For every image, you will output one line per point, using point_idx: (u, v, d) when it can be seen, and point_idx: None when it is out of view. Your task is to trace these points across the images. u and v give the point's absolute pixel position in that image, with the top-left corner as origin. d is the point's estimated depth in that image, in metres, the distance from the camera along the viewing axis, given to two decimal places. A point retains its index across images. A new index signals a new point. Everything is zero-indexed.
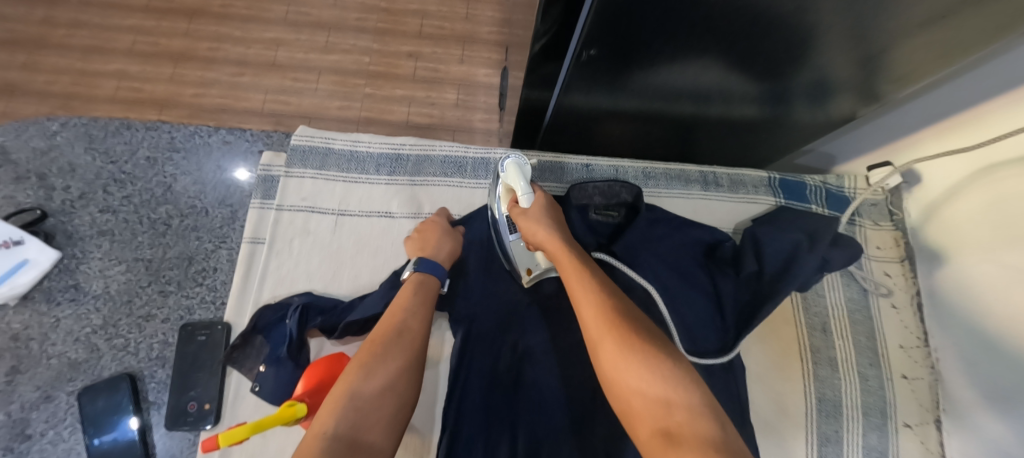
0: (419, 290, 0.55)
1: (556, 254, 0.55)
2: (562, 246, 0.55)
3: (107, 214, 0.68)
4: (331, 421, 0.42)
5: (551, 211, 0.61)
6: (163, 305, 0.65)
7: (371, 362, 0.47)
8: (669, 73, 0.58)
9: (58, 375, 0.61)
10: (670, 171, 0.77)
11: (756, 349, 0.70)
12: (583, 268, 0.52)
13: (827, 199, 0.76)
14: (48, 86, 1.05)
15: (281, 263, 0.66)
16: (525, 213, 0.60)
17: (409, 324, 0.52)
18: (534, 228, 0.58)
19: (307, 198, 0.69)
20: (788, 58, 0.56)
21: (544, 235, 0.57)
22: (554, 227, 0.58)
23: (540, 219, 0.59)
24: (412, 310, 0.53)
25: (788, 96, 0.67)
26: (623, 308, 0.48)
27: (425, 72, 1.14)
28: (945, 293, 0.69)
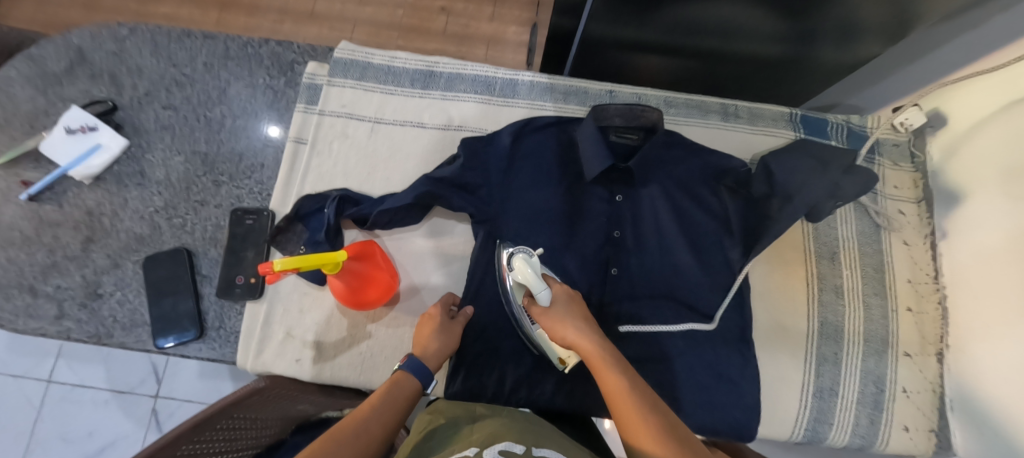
0: (402, 387, 0.49)
1: (591, 361, 0.50)
2: (596, 347, 0.50)
3: (169, 111, 0.75)
4: None
5: (578, 305, 0.56)
6: (217, 193, 0.72)
7: (358, 420, 0.43)
8: (690, 5, 0.61)
9: (126, 246, 0.70)
10: (691, 101, 0.79)
11: (762, 270, 0.73)
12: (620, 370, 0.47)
13: (847, 136, 0.79)
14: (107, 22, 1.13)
15: (322, 162, 0.72)
16: (545, 312, 0.54)
17: (367, 427, 0.43)
18: (562, 330, 0.52)
19: (347, 106, 0.74)
20: None
21: (576, 339, 0.52)
22: (582, 324, 0.53)
23: (566, 323, 0.53)
24: (375, 414, 0.44)
25: (811, 36, 0.69)
26: (664, 413, 0.43)
27: (457, 28, 1.17)
28: (956, 233, 0.69)
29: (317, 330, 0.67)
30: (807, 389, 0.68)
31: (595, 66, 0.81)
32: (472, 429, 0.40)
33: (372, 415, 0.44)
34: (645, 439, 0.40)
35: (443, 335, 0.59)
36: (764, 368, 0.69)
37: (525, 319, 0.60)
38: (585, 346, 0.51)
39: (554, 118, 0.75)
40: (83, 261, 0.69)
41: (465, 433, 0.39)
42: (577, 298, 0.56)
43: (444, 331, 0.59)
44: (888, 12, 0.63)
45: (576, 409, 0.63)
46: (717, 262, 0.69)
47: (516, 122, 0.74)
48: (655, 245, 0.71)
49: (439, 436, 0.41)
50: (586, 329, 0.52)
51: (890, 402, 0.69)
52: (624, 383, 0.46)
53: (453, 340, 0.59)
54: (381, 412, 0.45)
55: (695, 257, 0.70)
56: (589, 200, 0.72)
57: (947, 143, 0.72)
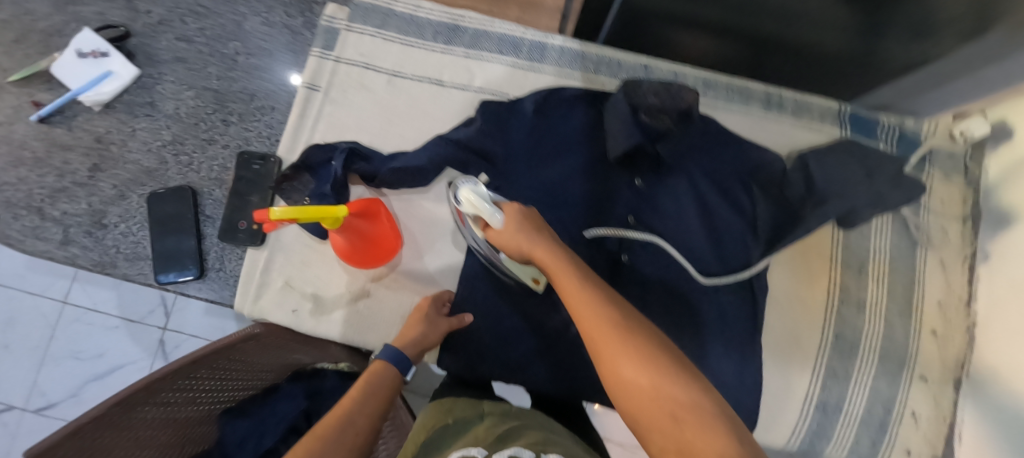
0: (382, 375, 0.51)
1: (542, 260, 0.45)
2: (551, 253, 0.45)
3: (182, 42, 0.72)
4: None
5: (535, 219, 0.50)
6: (225, 133, 0.70)
7: (344, 413, 0.44)
8: None
9: (133, 178, 0.69)
10: (732, 86, 0.73)
11: (782, 274, 0.69)
12: (572, 264, 0.44)
13: (896, 140, 0.73)
14: None
15: (336, 111, 0.69)
16: (495, 232, 0.50)
17: (354, 417, 0.44)
18: (514, 243, 0.48)
19: (365, 55, 0.70)
20: None
21: (527, 246, 0.47)
22: (537, 234, 0.48)
23: (518, 237, 0.48)
24: (361, 404, 0.46)
25: (882, 25, 0.59)
26: (617, 300, 0.39)
27: None
28: (1006, 258, 0.64)
29: (317, 283, 0.66)
30: (810, 401, 0.66)
31: (632, 39, 0.73)
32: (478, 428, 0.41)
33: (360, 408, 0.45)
34: (600, 333, 0.36)
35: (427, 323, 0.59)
36: (768, 375, 0.66)
37: (489, 249, 0.60)
38: (537, 250, 0.46)
39: (583, 90, 0.70)
40: (90, 189, 0.68)
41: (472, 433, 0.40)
42: (534, 215, 0.50)
43: (429, 321, 0.59)
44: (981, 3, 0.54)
45: (569, 394, 0.62)
46: (737, 262, 0.66)
47: (542, 90, 0.69)
48: (673, 235, 0.67)
49: (447, 434, 0.42)
50: (538, 235, 0.47)
51: (896, 424, 0.66)
52: (579, 282, 0.41)
53: (438, 330, 0.59)
54: (365, 405, 0.46)
55: (714, 252, 0.66)
56: (608, 181, 0.68)
57: (1009, 158, 0.66)
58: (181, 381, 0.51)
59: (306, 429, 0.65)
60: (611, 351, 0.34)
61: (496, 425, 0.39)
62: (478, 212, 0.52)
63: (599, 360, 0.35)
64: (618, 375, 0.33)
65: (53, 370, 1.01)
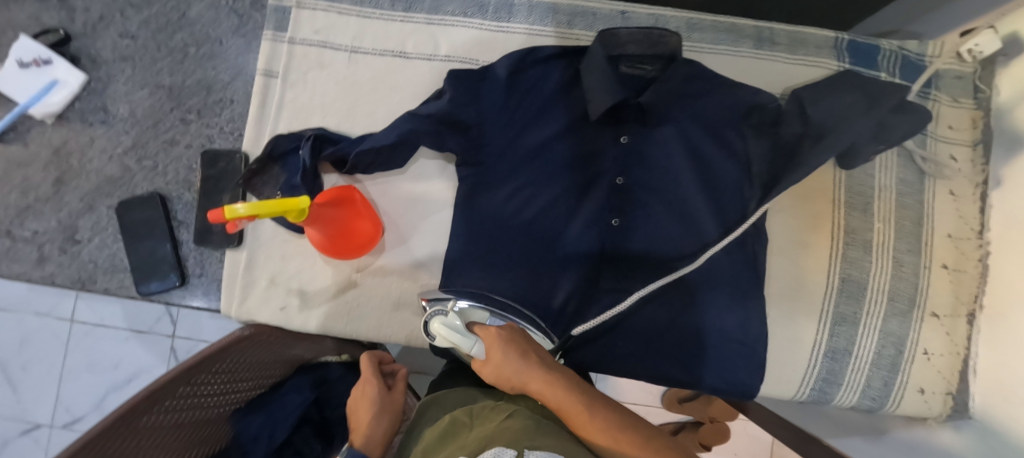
0: None
1: (541, 393, 0.42)
2: (541, 376, 0.43)
3: (127, 39, 0.67)
4: None
5: (518, 339, 0.48)
6: (186, 132, 0.66)
7: None
8: None
9: (97, 189, 0.66)
10: (719, 24, 0.67)
11: (783, 221, 0.66)
12: (566, 381, 0.42)
13: (901, 67, 0.66)
14: None
15: (297, 95, 0.65)
16: (485, 361, 0.47)
17: None
18: (506, 378, 0.45)
19: (320, 32, 0.66)
20: None
21: (522, 378, 0.44)
22: (524, 358, 0.45)
23: (507, 369, 0.45)
24: None
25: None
26: (622, 413, 0.39)
27: None
28: (1017, 181, 0.59)
29: (301, 277, 0.64)
30: (818, 348, 0.64)
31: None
32: (470, 427, 0.38)
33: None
34: None
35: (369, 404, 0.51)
36: (773, 325, 0.64)
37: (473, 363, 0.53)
38: (530, 379, 0.43)
39: (557, 47, 0.65)
40: (58, 205, 0.66)
41: (461, 435, 0.37)
42: (512, 336, 0.48)
43: (387, 404, 0.52)
44: None
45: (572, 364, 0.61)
46: (734, 213, 0.63)
47: (512, 53, 0.64)
48: (665, 193, 0.64)
49: (434, 438, 0.38)
50: (527, 361, 0.45)
51: (907, 363, 0.64)
52: (585, 411, 0.38)
53: (398, 414, 0.52)
54: None
55: (711, 206, 0.62)
56: (591, 142, 0.64)
57: (1019, 74, 0.61)
58: (183, 388, 0.45)
59: (320, 419, 0.64)
60: None
61: (483, 425, 0.35)
62: (456, 343, 0.51)
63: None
64: None
65: (74, 383, 1.00)
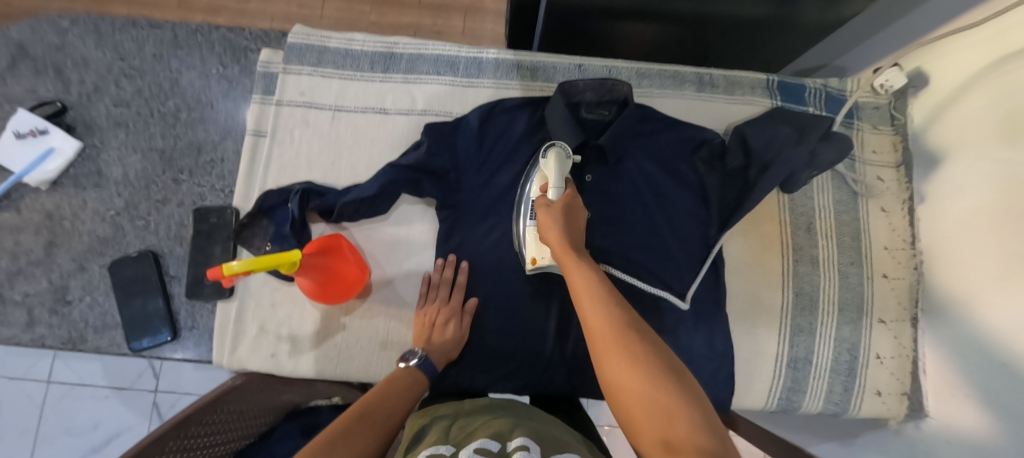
0: (416, 385, 0.53)
1: (562, 257, 0.50)
2: (568, 246, 0.50)
3: (121, 107, 0.71)
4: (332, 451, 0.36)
5: (576, 216, 0.55)
6: (178, 191, 0.69)
7: (382, 400, 0.46)
8: None
9: (90, 249, 0.68)
10: (665, 71, 0.75)
11: (738, 244, 0.72)
12: (586, 259, 0.49)
13: (826, 102, 0.75)
14: (65, 9, 1.10)
15: (285, 151, 0.69)
16: (548, 207, 0.56)
17: (388, 409, 0.45)
18: (547, 228, 0.54)
19: (305, 93, 0.72)
20: None
21: (555, 237, 0.52)
22: (565, 226, 0.53)
23: (549, 224, 0.54)
24: (394, 396, 0.48)
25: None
26: (626, 305, 0.43)
27: None
28: (935, 195, 0.67)
29: (291, 323, 0.67)
30: (780, 358, 0.69)
31: (582, 29, 0.76)
32: (454, 423, 0.41)
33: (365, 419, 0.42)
34: (603, 350, 0.39)
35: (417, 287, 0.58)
36: (737, 340, 0.69)
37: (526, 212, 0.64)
38: (557, 243, 0.51)
39: (523, 98, 0.72)
40: (50, 267, 0.68)
41: (447, 429, 0.40)
42: (575, 214, 0.55)
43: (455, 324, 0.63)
44: None
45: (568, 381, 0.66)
46: (693, 237, 0.69)
47: (482, 105, 0.72)
48: (630, 223, 0.69)
49: (422, 431, 0.41)
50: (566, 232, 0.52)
51: (863, 367, 0.69)
52: (595, 300, 0.43)
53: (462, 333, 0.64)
54: (399, 398, 0.48)
55: (672, 232, 0.69)
56: None
57: (926, 104, 0.71)
58: (172, 442, 0.47)
59: None
60: (614, 357, 0.38)
61: (468, 420, 0.39)
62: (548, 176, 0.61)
63: (600, 365, 0.39)
64: (616, 378, 0.37)
65: (52, 448, 0.98)
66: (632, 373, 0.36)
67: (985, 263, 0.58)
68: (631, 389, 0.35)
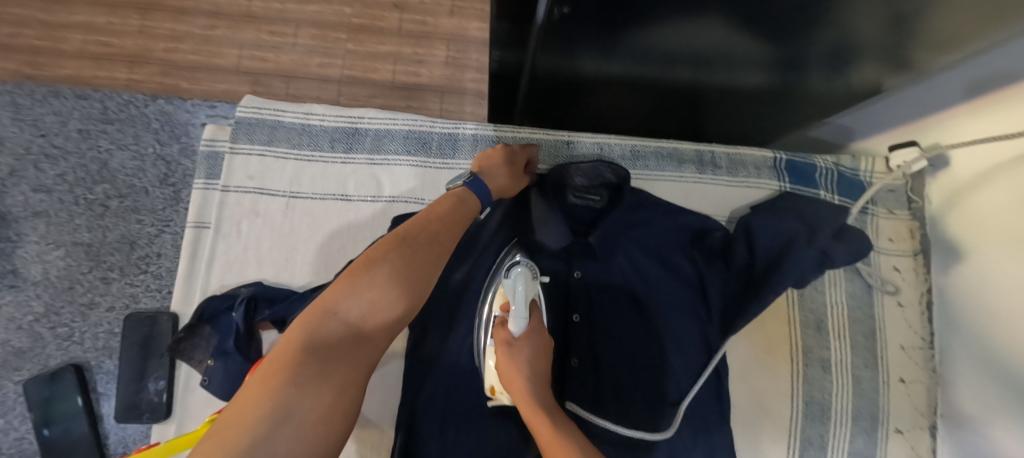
0: (466, 207, 0.53)
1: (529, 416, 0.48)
2: (537, 407, 0.48)
3: (40, 193, 0.63)
4: (344, 304, 0.41)
5: (541, 357, 0.53)
6: (107, 292, 0.61)
7: (432, 230, 0.49)
8: (657, 36, 0.51)
9: (4, 363, 0.60)
10: (661, 150, 0.68)
11: (743, 346, 0.65)
12: (553, 414, 0.47)
13: (837, 184, 0.69)
14: (12, 39, 0.96)
15: (230, 247, 0.61)
16: (510, 347, 0.52)
17: (438, 235, 0.49)
18: (511, 372, 0.51)
19: (255, 177, 0.63)
20: (790, 18, 0.47)
21: (519, 389, 0.50)
22: (532, 372, 0.51)
23: (514, 367, 0.51)
24: (446, 222, 0.50)
25: (800, 60, 0.57)
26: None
27: (412, 26, 1.03)
28: (957, 292, 0.61)
29: None
30: None
31: (569, 98, 0.68)
32: None
33: (409, 263, 0.45)
34: None
35: (495, 166, 0.58)
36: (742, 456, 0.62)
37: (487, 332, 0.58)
38: (523, 397, 0.49)
39: None
40: None
41: None
42: (544, 350, 0.53)
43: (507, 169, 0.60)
44: (887, 41, 0.52)
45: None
46: (692, 341, 0.61)
47: None
48: (622, 326, 0.61)
49: None
50: (534, 381, 0.50)
51: None
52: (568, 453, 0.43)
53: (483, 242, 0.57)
54: (450, 226, 0.50)
55: (670, 338, 0.61)
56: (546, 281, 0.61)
57: (944, 186, 0.64)
58: None
59: None
60: None
61: None
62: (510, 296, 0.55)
63: None
64: None
65: None
66: None
67: (1016, 387, 0.52)
68: None
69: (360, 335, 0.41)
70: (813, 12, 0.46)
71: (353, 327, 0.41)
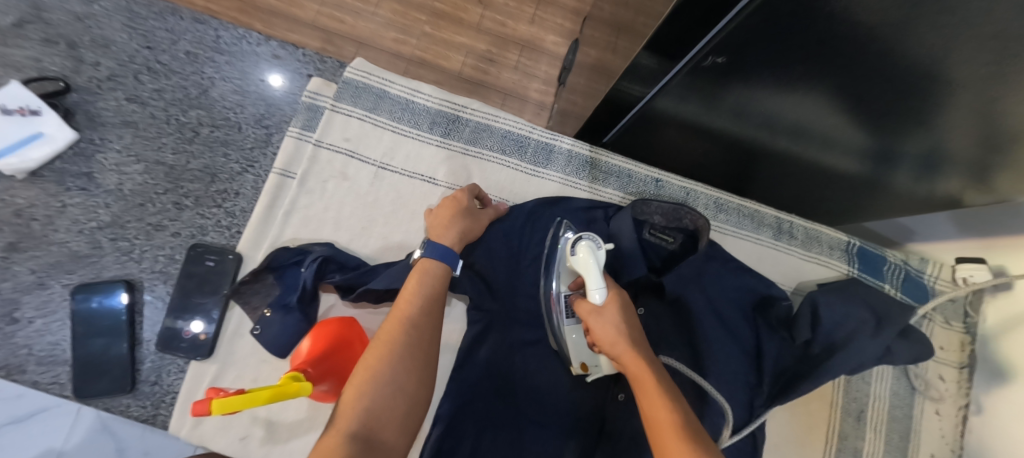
0: (437, 272, 0.51)
1: (633, 370, 0.44)
2: (644, 367, 0.43)
3: (134, 104, 0.67)
4: (346, 421, 0.39)
5: (628, 315, 0.49)
6: (177, 219, 0.63)
7: (406, 313, 0.47)
8: (779, 108, 0.49)
9: (58, 264, 0.60)
10: (743, 209, 0.74)
11: (782, 419, 0.65)
12: (657, 369, 0.44)
13: (903, 282, 0.72)
14: None
15: (310, 202, 0.60)
16: (598, 313, 0.48)
17: (418, 313, 0.48)
18: (611, 339, 0.46)
19: (350, 140, 0.63)
20: (911, 127, 0.45)
21: (620, 344, 0.46)
22: (633, 334, 0.47)
23: (615, 325, 0.47)
24: (421, 298, 0.49)
25: (892, 160, 0.54)
26: (705, 442, 0.38)
27: (491, 25, 0.91)
28: (996, 416, 0.61)
29: (271, 406, 0.56)
30: None
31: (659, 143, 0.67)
32: None
33: (396, 362, 0.44)
34: None
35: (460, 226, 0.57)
36: None
37: (560, 310, 0.54)
38: (629, 358, 0.44)
39: (588, 200, 0.68)
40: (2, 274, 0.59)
41: None
42: (631, 309, 0.50)
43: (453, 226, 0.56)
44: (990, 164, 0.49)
45: None
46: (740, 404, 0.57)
47: (542, 199, 0.66)
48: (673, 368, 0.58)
49: None
50: (635, 339, 0.47)
51: None
52: (675, 421, 0.39)
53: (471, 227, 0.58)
54: (425, 301, 0.49)
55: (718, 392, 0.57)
56: None
57: (1003, 309, 0.65)
58: None
59: None
60: None
61: None
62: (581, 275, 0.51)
63: None
64: None
65: None
66: None
67: None
68: None
69: (371, 448, 0.38)
70: (921, 122, 0.44)
71: (363, 443, 0.38)
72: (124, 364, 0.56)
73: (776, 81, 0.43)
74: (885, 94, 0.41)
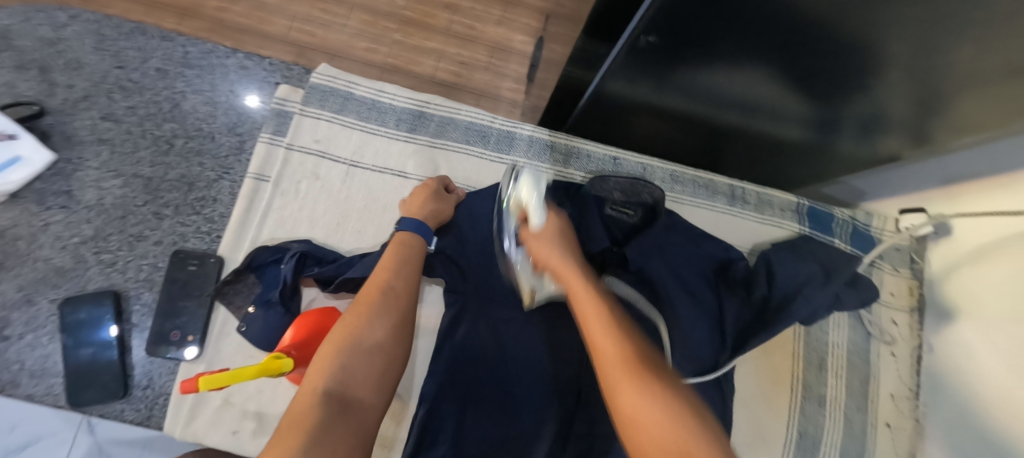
0: (411, 247, 0.56)
1: (567, 277, 0.48)
2: (575, 270, 0.48)
3: (108, 122, 0.70)
4: (320, 378, 0.42)
5: (568, 237, 0.54)
6: (158, 228, 0.66)
7: (382, 283, 0.51)
8: (721, 79, 0.52)
9: (43, 279, 0.63)
10: (699, 180, 0.78)
11: (748, 373, 0.70)
12: (585, 271, 0.49)
13: (851, 236, 0.77)
14: None
15: (286, 203, 0.63)
16: (536, 234, 0.54)
17: (393, 284, 0.51)
18: (545, 252, 0.51)
19: (320, 141, 0.66)
20: (844, 85, 0.49)
21: (555, 259, 0.50)
22: (567, 249, 0.52)
23: (550, 243, 0.52)
24: (396, 270, 0.53)
25: (834, 123, 0.58)
26: (634, 334, 0.41)
27: (459, 28, 0.94)
28: (947, 353, 0.66)
29: (260, 399, 0.58)
30: None
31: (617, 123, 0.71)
32: None
33: (371, 324, 0.47)
34: (617, 377, 0.36)
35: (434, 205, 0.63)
36: None
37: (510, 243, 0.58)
38: (561, 265, 0.50)
39: (552, 183, 0.71)
40: None
41: None
42: (570, 235, 0.54)
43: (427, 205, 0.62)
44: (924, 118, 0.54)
45: None
46: None
47: None
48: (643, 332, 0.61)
49: None
50: (567, 251, 0.51)
51: None
52: (607, 330, 0.40)
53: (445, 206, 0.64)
54: (400, 272, 0.53)
55: None
56: None
57: (944, 253, 0.70)
58: None
59: None
60: (625, 392, 0.35)
61: None
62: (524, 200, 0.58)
63: (612, 399, 0.36)
64: (629, 415, 0.34)
65: None
66: (647, 407, 0.34)
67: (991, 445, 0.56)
68: (657, 437, 0.32)
69: (345, 399, 0.41)
70: (851, 81, 0.48)
71: (336, 395, 0.41)
72: (114, 369, 0.58)
73: (716, 53, 0.46)
74: (810, 54, 0.44)
